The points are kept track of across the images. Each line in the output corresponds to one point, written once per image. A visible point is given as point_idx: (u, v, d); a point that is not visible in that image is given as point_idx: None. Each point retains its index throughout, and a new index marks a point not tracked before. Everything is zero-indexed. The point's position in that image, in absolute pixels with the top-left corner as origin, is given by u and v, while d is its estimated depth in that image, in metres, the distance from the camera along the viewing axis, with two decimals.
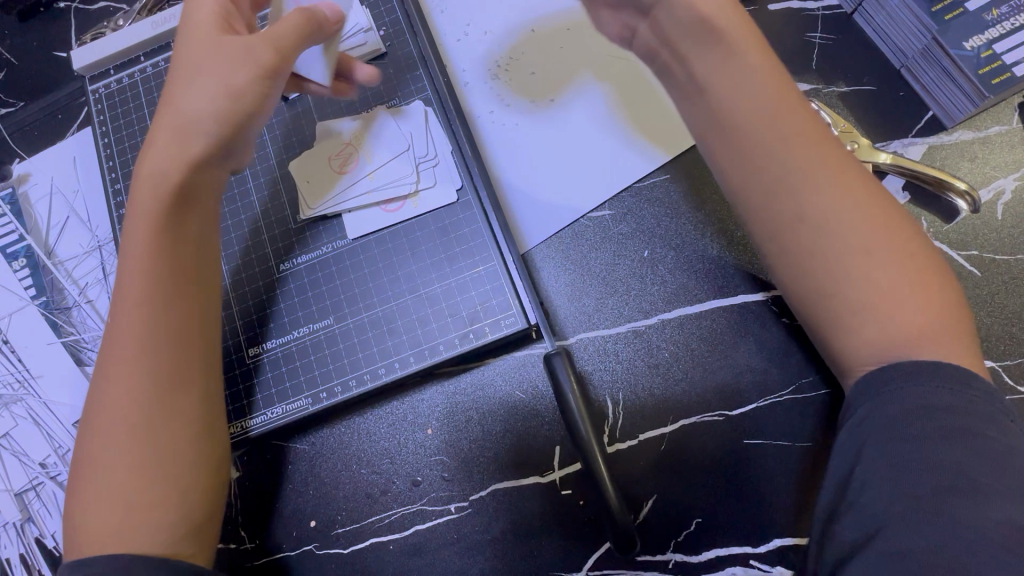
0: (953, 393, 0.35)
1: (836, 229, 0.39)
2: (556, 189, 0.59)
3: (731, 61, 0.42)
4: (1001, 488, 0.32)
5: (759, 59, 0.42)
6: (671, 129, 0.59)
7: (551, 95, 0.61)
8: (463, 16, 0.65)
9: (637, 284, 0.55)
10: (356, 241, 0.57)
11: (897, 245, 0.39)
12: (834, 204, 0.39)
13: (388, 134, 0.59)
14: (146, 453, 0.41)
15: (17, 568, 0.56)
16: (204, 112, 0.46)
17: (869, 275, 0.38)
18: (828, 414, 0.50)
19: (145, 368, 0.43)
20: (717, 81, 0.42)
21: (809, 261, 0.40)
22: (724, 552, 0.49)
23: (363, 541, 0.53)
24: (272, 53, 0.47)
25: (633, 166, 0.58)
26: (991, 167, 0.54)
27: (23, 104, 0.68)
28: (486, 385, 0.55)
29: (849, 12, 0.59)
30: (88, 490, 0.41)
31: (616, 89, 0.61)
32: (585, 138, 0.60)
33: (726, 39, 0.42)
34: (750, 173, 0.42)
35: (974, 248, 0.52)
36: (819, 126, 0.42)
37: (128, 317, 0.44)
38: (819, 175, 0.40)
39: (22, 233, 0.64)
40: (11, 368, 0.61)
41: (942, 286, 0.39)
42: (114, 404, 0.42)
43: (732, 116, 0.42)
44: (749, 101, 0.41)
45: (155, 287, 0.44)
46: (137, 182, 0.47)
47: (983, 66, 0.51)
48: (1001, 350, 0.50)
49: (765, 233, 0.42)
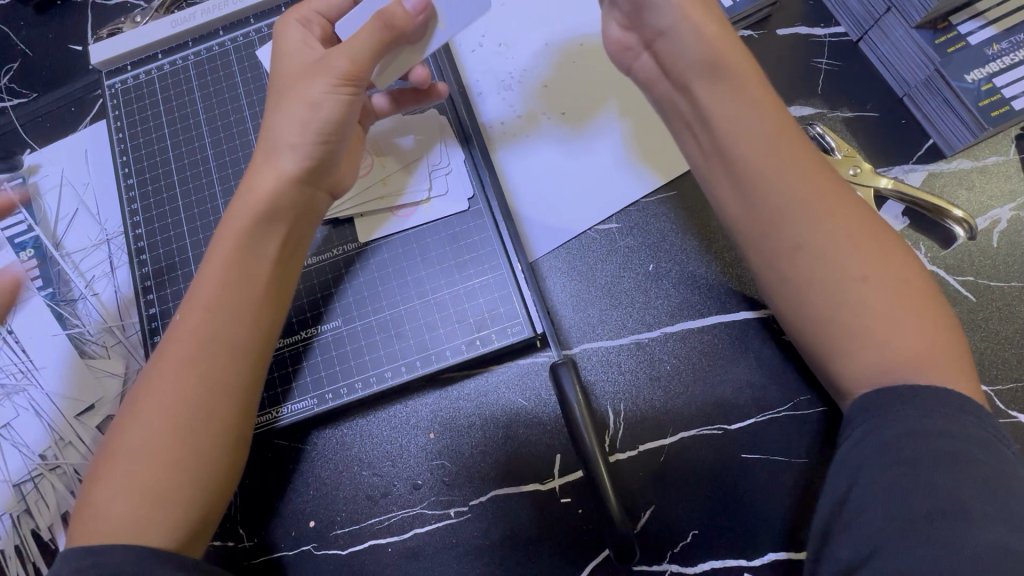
0: (944, 416, 0.37)
1: (836, 255, 0.41)
2: (567, 201, 0.60)
3: (733, 101, 0.45)
4: (993, 513, 0.33)
5: (763, 100, 0.45)
6: (672, 154, 0.60)
7: (571, 110, 0.62)
8: (478, 28, 0.66)
9: (641, 296, 0.56)
10: (368, 245, 0.58)
11: (890, 270, 0.41)
12: (835, 232, 0.42)
13: (403, 142, 0.60)
14: (181, 450, 0.42)
15: (11, 559, 0.55)
16: (288, 127, 0.48)
17: (866, 302, 0.40)
18: (825, 431, 0.51)
19: (194, 366, 0.44)
20: (721, 116, 0.45)
21: (807, 289, 0.42)
22: (719, 564, 0.50)
23: (362, 543, 0.54)
24: (346, 61, 0.48)
25: (637, 186, 0.59)
26: (987, 196, 0.56)
27: (36, 95, 0.68)
28: (490, 391, 0.56)
29: (855, 40, 0.60)
30: (114, 474, 0.42)
31: (622, 110, 0.62)
32: (590, 158, 0.61)
33: (729, 80, 0.45)
34: (755, 202, 0.44)
35: (970, 274, 0.54)
36: (821, 164, 0.45)
37: (185, 320, 0.46)
38: (819, 206, 0.42)
39: (31, 224, 0.64)
40: (14, 358, 0.61)
41: (933, 309, 0.41)
42: (151, 400, 0.43)
43: (735, 149, 0.45)
44: (751, 135, 0.44)
45: (212, 293, 0.46)
46: (235, 200, 0.49)
47: (983, 99, 0.52)
48: (993, 375, 0.52)
49: (771, 263, 0.44)
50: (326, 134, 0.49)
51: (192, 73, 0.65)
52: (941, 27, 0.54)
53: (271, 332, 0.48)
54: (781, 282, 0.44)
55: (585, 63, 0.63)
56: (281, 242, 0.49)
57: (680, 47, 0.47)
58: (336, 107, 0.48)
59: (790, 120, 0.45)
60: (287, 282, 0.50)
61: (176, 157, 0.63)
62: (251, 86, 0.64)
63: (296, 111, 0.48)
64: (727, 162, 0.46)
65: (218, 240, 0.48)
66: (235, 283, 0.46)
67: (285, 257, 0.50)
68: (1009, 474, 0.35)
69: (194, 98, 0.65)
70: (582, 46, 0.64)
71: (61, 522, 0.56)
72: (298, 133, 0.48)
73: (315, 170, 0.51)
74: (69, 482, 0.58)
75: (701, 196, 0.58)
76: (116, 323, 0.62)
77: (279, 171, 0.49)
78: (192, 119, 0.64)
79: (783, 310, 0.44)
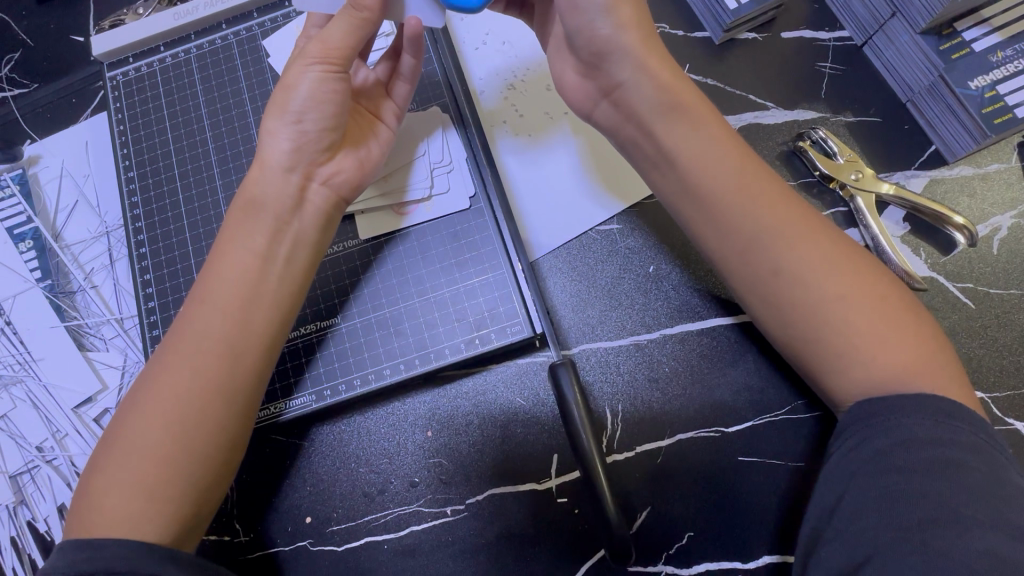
0: (937, 424, 0.37)
1: (811, 278, 0.42)
2: (537, 215, 0.59)
3: (692, 136, 0.47)
4: (983, 519, 0.33)
5: (720, 136, 0.47)
6: (635, 178, 0.59)
7: (537, 127, 0.62)
8: (481, 24, 0.65)
9: (641, 298, 0.56)
10: (368, 241, 0.58)
11: (867, 287, 0.41)
12: (806, 252, 0.42)
13: (406, 131, 0.60)
14: (178, 448, 0.42)
15: (7, 551, 0.56)
16: (271, 108, 0.50)
17: (849, 317, 0.41)
18: (822, 436, 0.51)
19: (195, 362, 0.44)
20: (686, 154, 0.46)
21: (790, 313, 0.42)
22: (714, 566, 0.50)
23: (358, 539, 0.54)
24: (321, 44, 0.48)
25: (597, 205, 0.59)
26: (988, 204, 0.56)
27: (36, 85, 0.67)
28: (488, 391, 0.56)
29: (859, 45, 0.60)
30: (111, 461, 0.43)
31: (589, 130, 0.61)
32: (566, 169, 0.61)
33: (689, 118, 0.47)
34: (726, 232, 0.45)
35: (969, 281, 0.54)
36: (782, 189, 0.45)
37: (193, 315, 0.46)
38: (788, 229, 0.43)
39: (30, 215, 0.64)
40: (12, 349, 0.61)
41: (913, 319, 0.41)
42: (153, 395, 0.44)
43: (700, 181, 0.46)
44: (716, 169, 0.45)
45: (227, 290, 0.47)
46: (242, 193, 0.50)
47: (986, 106, 0.52)
48: (991, 382, 0.52)
49: (750, 288, 0.44)
50: (302, 115, 0.49)
51: (195, 66, 0.65)
52: (946, 33, 0.54)
53: (274, 332, 0.47)
54: (762, 305, 0.44)
55: None
56: (280, 241, 0.49)
57: (640, 92, 0.48)
58: (310, 86, 0.48)
59: (751, 154, 0.47)
60: (298, 282, 0.49)
61: (177, 150, 0.63)
62: (254, 81, 0.64)
63: (277, 94, 0.49)
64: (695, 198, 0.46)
65: (224, 236, 0.49)
66: (241, 279, 0.47)
67: (284, 252, 0.49)
68: (1003, 482, 0.35)
69: (195, 92, 0.64)
70: None
71: (57, 514, 0.56)
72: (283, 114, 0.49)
73: (297, 155, 0.50)
74: (66, 475, 0.58)
75: (666, 222, 0.58)
76: (115, 316, 0.62)
77: (268, 158, 0.50)
78: (193, 112, 0.64)
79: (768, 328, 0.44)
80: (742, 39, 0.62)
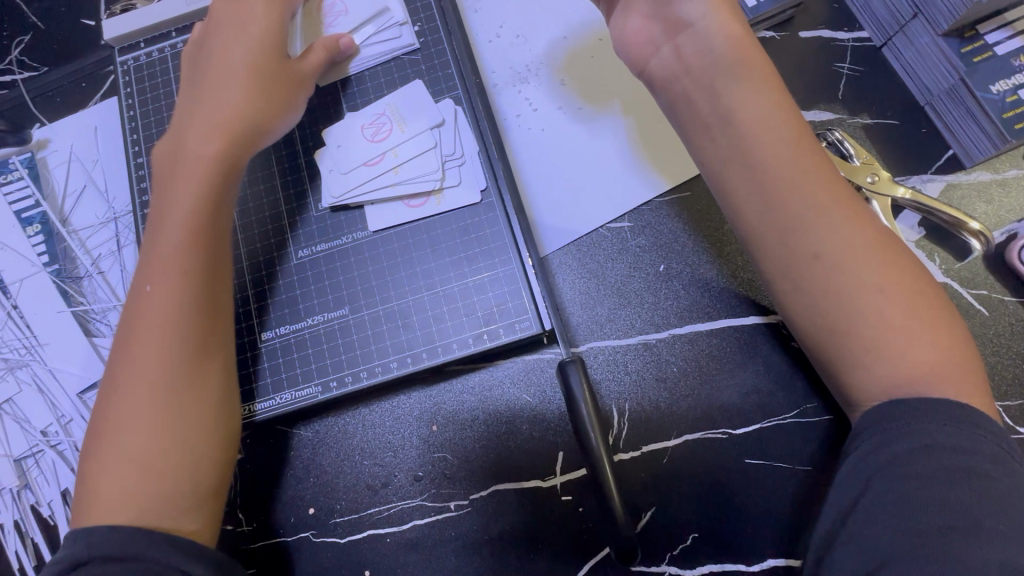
0: (960, 433, 0.37)
1: (851, 268, 0.41)
2: (576, 202, 0.59)
3: (754, 99, 0.45)
4: (1005, 530, 0.33)
5: (778, 103, 0.45)
6: (683, 156, 0.59)
7: (587, 106, 0.62)
8: (496, 18, 0.65)
9: (651, 297, 0.56)
10: (377, 233, 0.58)
11: (905, 282, 0.41)
12: (851, 237, 0.41)
13: (422, 106, 0.60)
14: (174, 423, 0.43)
15: (10, 534, 0.56)
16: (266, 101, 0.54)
17: (883, 312, 0.40)
18: (831, 441, 0.51)
19: (174, 333, 0.44)
20: (744, 118, 0.45)
21: (824, 302, 0.41)
22: (718, 567, 0.50)
23: (361, 531, 0.53)
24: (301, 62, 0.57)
25: (641, 188, 0.59)
26: (1005, 210, 0.55)
27: (46, 69, 0.67)
28: (494, 385, 0.56)
29: (878, 45, 0.60)
30: (113, 443, 0.43)
31: (637, 109, 0.61)
32: (607, 153, 0.60)
33: (752, 81, 0.45)
34: (770, 211, 0.43)
35: (983, 288, 0.53)
36: (833, 173, 0.44)
37: (149, 284, 0.46)
38: (837, 212, 0.42)
39: (38, 199, 0.64)
40: (18, 333, 0.61)
41: (946, 320, 0.41)
42: (134, 367, 0.44)
43: (757, 151, 0.44)
44: (773, 138, 0.44)
45: (173, 255, 0.47)
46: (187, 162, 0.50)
47: (1007, 110, 0.52)
48: (1004, 391, 0.51)
49: (785, 272, 0.43)
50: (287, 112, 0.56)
51: None
52: (969, 35, 0.53)
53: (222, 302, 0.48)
54: (796, 292, 0.43)
55: (605, 57, 0.63)
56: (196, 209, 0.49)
57: (705, 40, 0.47)
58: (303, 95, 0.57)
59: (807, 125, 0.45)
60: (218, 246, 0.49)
61: None
62: None
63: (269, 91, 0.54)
64: (748, 169, 0.44)
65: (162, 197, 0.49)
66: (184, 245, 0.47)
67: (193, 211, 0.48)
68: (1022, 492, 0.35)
69: None
70: (599, 41, 0.63)
71: (60, 499, 0.56)
72: (252, 116, 0.53)
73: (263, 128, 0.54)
74: (70, 459, 0.58)
75: (712, 203, 0.58)
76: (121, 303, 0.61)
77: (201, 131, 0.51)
78: None
79: (794, 321, 0.44)
80: (760, 37, 0.61)
